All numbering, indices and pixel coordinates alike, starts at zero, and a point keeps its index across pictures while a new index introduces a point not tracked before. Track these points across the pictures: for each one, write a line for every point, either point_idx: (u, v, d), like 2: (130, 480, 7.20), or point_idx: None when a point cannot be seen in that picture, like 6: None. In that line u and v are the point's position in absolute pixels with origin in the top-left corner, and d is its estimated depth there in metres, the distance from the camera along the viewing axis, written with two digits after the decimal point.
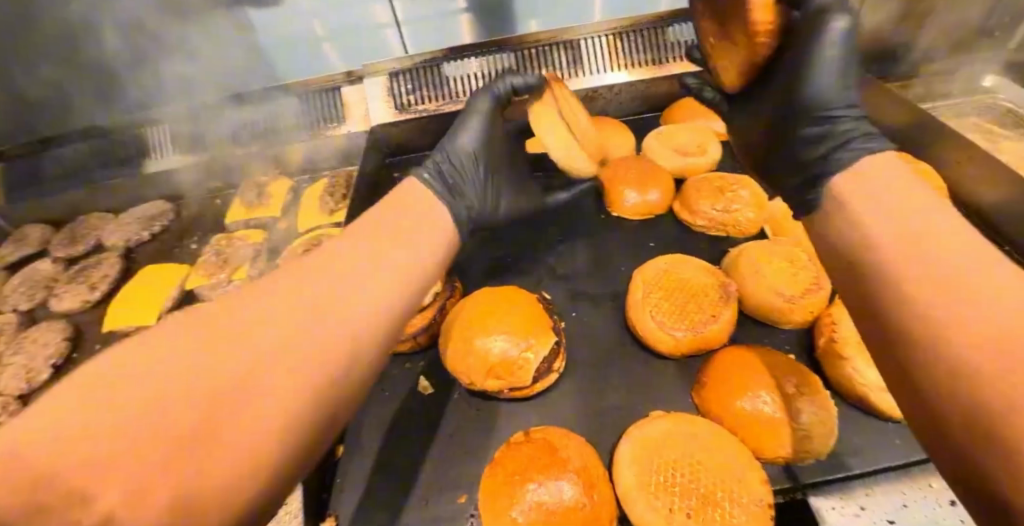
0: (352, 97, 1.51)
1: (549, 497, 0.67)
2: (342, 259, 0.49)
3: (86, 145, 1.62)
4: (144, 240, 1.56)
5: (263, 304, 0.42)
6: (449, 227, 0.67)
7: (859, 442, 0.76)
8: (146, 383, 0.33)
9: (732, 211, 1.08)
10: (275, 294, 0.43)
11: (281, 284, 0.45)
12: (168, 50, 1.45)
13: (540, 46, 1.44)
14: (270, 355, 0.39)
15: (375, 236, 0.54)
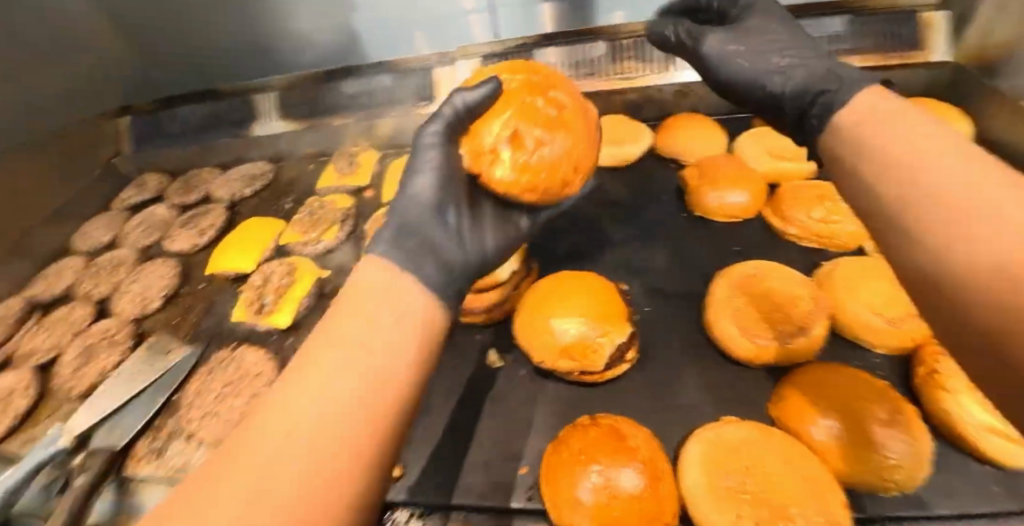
0: (443, 76, 1.56)
1: (613, 481, 0.69)
2: (314, 375, 0.44)
3: (209, 107, 1.82)
4: (246, 196, 1.71)
5: (229, 470, 0.39)
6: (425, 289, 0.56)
7: (953, 484, 0.70)
8: None
9: (830, 222, 1.02)
10: (243, 449, 0.40)
11: (251, 434, 0.41)
12: (285, 25, 1.62)
13: (634, 37, 1.42)
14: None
15: (346, 335, 0.48)
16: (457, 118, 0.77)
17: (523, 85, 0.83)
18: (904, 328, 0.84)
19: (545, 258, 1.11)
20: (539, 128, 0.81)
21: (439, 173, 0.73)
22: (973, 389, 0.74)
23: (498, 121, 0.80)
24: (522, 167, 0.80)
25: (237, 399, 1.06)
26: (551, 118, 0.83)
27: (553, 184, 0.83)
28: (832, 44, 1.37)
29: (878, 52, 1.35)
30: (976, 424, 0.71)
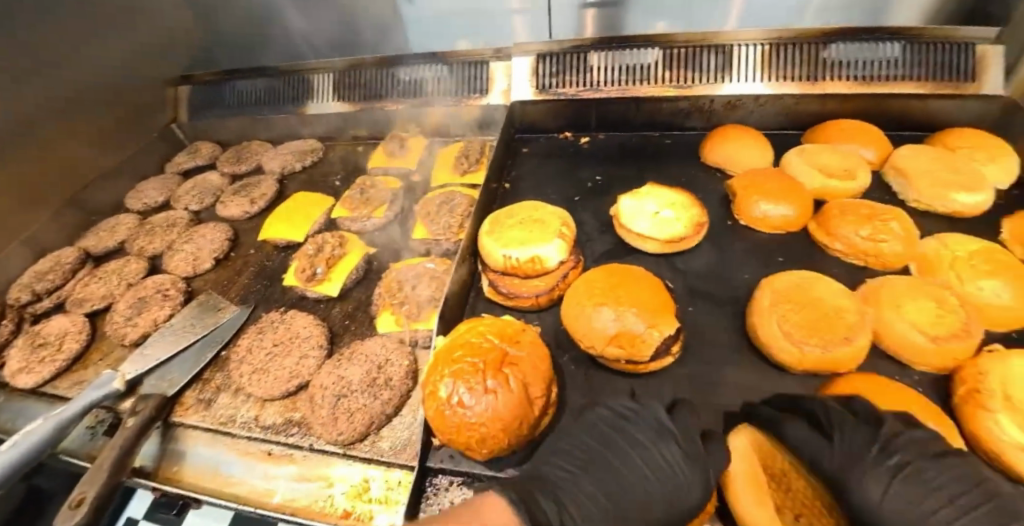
0: (497, 72, 1.61)
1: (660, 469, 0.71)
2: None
3: (264, 83, 1.87)
4: (297, 171, 1.78)
5: None
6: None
7: None
8: None
9: (876, 241, 1.03)
10: None
11: None
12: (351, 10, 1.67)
13: (689, 47, 1.44)
14: None
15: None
16: (494, 397, 0.74)
17: (518, 357, 0.79)
18: (945, 349, 0.85)
19: (590, 253, 1.14)
20: (501, 401, 0.74)
21: (605, 489, 0.62)
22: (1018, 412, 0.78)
23: (486, 386, 0.74)
24: (460, 427, 0.74)
25: (287, 359, 1.10)
26: (516, 407, 0.75)
27: (467, 446, 0.76)
28: (888, 69, 1.38)
29: (934, 82, 1.36)
30: (1011, 442, 0.76)
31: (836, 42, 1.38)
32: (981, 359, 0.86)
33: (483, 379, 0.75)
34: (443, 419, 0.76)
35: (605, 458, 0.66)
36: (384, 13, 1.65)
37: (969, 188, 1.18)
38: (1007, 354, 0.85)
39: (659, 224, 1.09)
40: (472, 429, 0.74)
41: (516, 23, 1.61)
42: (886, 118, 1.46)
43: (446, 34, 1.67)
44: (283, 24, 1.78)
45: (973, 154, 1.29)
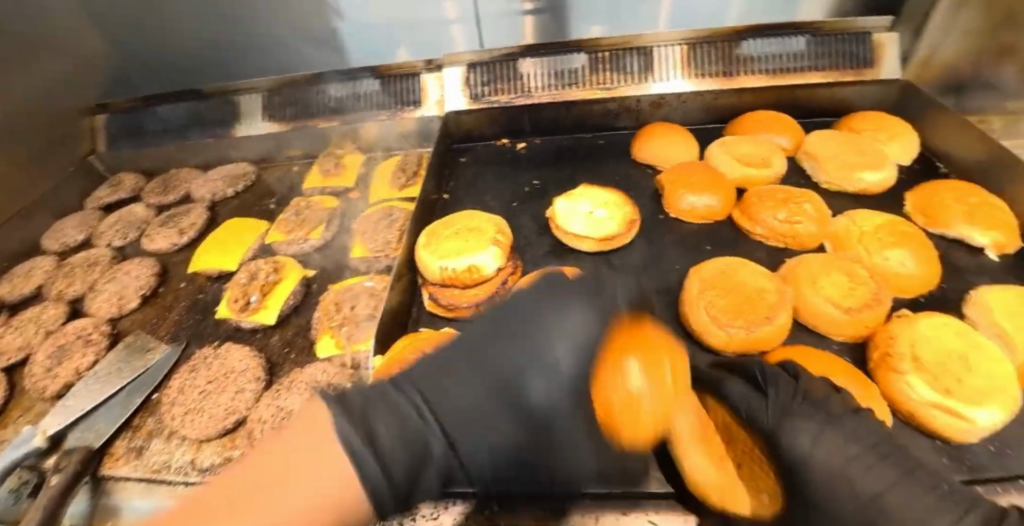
0: (429, 84, 1.59)
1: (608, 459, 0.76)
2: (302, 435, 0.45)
3: (187, 107, 1.77)
4: (228, 197, 1.71)
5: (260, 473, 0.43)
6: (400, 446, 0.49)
7: None
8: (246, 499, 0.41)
9: (793, 223, 1.09)
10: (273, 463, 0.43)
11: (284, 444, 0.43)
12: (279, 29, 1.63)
13: (613, 50, 1.49)
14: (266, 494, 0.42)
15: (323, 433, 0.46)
16: None
17: None
18: (858, 319, 0.92)
19: (529, 256, 1.15)
20: None
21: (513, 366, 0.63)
22: (924, 372, 0.85)
23: None
24: None
25: (222, 396, 1.05)
26: None
27: None
28: (795, 61, 1.47)
29: (837, 70, 1.46)
30: (921, 401, 0.83)
31: (747, 39, 1.46)
32: (891, 325, 0.93)
33: None
34: None
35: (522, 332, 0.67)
36: (308, 29, 1.59)
37: (872, 167, 1.28)
38: (913, 318, 0.93)
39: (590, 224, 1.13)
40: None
41: (455, 34, 1.58)
42: (798, 108, 1.56)
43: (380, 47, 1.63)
44: (205, 46, 1.71)
45: (876, 134, 1.40)
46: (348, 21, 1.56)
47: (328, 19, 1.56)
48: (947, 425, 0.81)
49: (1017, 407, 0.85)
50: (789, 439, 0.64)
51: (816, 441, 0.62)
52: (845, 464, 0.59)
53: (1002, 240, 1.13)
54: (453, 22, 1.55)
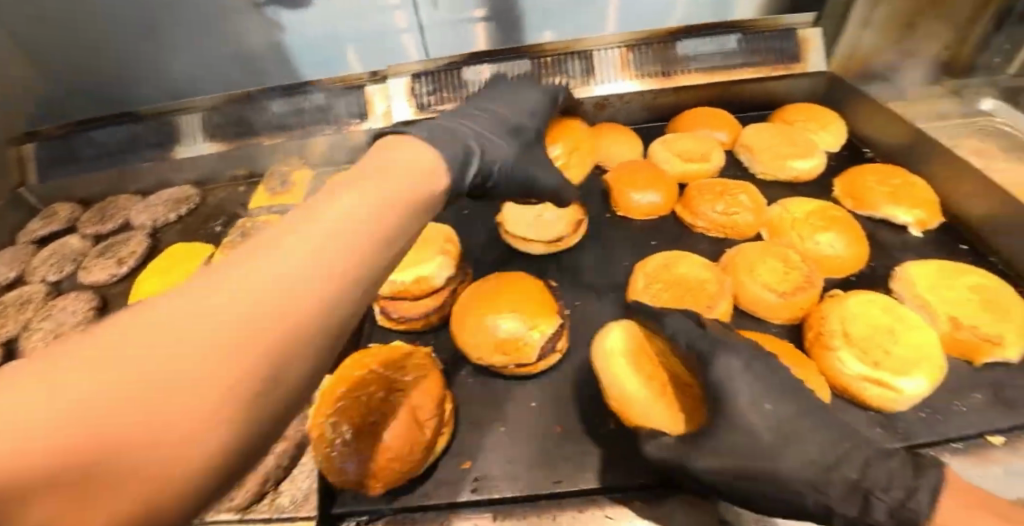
0: (375, 95, 1.58)
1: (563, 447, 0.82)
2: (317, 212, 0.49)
3: (125, 131, 1.69)
4: (171, 222, 1.65)
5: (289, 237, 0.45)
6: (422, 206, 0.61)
7: None
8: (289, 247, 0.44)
9: (730, 214, 1.15)
10: (302, 230, 0.46)
11: (312, 218, 0.48)
12: (224, 44, 1.59)
13: (554, 55, 1.52)
14: (294, 253, 0.44)
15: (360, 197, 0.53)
16: (392, 425, 0.74)
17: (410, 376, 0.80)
18: (792, 302, 0.97)
19: (481, 263, 1.16)
20: (400, 424, 0.74)
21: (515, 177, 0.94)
22: (854, 346, 0.90)
23: (381, 415, 0.75)
24: (364, 464, 0.71)
25: None
26: (417, 425, 0.75)
27: (375, 481, 0.72)
28: (728, 59, 1.53)
29: (767, 66, 1.53)
30: (853, 376, 0.88)
31: (682, 39, 1.51)
32: (823, 304, 0.98)
33: (373, 411, 0.75)
34: (338, 462, 0.72)
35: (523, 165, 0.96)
36: (254, 44, 1.58)
37: (802, 156, 1.35)
38: (844, 297, 0.98)
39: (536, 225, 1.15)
40: (360, 467, 0.72)
41: (407, 44, 1.60)
42: (734, 103, 1.62)
43: (330, 59, 1.62)
44: (144, 65, 1.64)
45: (806, 124, 1.47)
46: (297, 33, 1.55)
47: (277, 34, 1.55)
48: (883, 398, 0.86)
49: (942, 373, 0.92)
50: (719, 366, 0.69)
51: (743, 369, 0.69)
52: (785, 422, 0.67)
53: (923, 217, 1.22)
54: (407, 30, 1.57)
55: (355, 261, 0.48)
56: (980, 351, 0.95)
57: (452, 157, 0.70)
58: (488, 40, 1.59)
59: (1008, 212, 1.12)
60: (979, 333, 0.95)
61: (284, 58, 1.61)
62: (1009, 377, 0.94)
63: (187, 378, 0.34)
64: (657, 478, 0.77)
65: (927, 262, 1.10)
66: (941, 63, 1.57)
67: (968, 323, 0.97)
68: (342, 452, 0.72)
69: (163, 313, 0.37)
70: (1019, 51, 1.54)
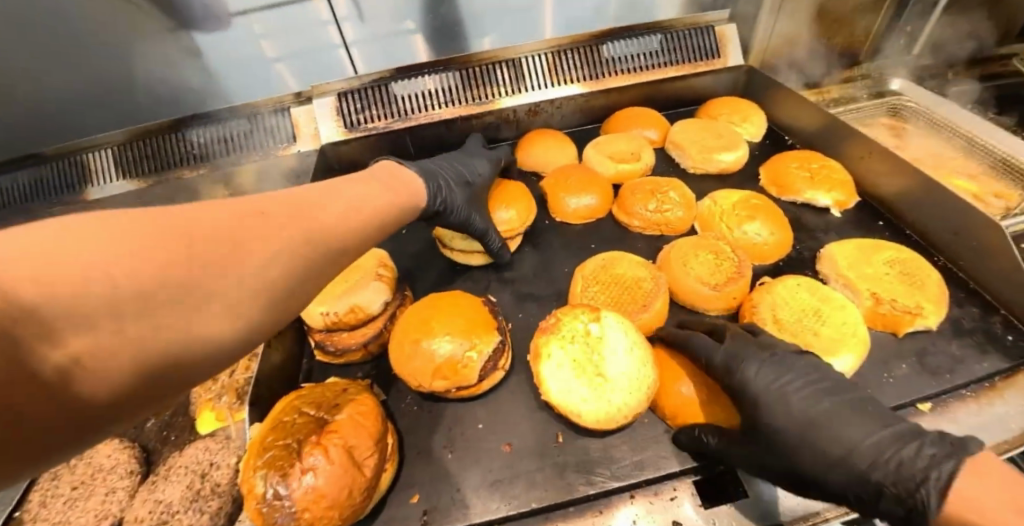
0: (302, 117, 1.51)
1: (512, 469, 0.81)
2: (301, 201, 0.65)
3: (27, 176, 1.52)
4: None
5: (270, 207, 0.61)
6: (381, 216, 0.76)
7: None
8: (273, 220, 0.59)
9: (663, 212, 1.17)
10: (281, 206, 0.62)
11: (287, 200, 0.63)
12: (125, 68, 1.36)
13: (482, 64, 1.50)
14: (273, 221, 0.59)
15: (332, 195, 0.70)
16: (322, 467, 0.69)
17: (333, 413, 0.76)
18: (726, 293, 0.99)
19: (420, 282, 1.13)
20: (330, 464, 0.70)
21: (464, 195, 1.04)
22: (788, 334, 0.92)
23: (308, 458, 0.70)
24: (296, 514, 0.67)
25: (92, 500, 0.91)
26: (350, 461, 0.71)
27: None
28: (652, 59, 1.57)
29: (688, 63, 1.58)
30: None
31: (608, 42, 1.53)
32: (755, 294, 1.01)
33: (297, 457, 0.70)
34: (270, 516, 0.68)
35: (469, 183, 1.07)
36: (164, 73, 1.39)
37: (728, 148, 1.40)
38: (773, 284, 1.01)
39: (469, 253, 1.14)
40: (293, 520, 0.67)
41: (347, 57, 1.46)
42: (662, 100, 1.67)
43: (252, 79, 1.45)
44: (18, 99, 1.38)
45: (730, 117, 1.53)
46: (218, 56, 1.38)
47: (194, 57, 1.37)
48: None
49: (868, 346, 0.97)
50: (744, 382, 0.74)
51: (759, 374, 0.73)
52: (818, 414, 0.67)
53: (842, 197, 1.28)
54: (341, 46, 1.43)
55: (303, 244, 0.61)
56: (900, 323, 1.00)
57: (388, 201, 0.79)
58: (428, 51, 1.48)
59: (917, 188, 1.18)
60: (898, 306, 1.00)
61: (199, 81, 1.43)
62: (926, 344, 1.00)
63: (163, 286, 0.47)
64: (628, 484, 0.79)
65: (848, 241, 1.15)
66: (849, 48, 1.66)
67: (887, 297, 1.02)
68: (274, 506, 0.68)
69: (174, 226, 0.51)
70: (917, 33, 1.64)
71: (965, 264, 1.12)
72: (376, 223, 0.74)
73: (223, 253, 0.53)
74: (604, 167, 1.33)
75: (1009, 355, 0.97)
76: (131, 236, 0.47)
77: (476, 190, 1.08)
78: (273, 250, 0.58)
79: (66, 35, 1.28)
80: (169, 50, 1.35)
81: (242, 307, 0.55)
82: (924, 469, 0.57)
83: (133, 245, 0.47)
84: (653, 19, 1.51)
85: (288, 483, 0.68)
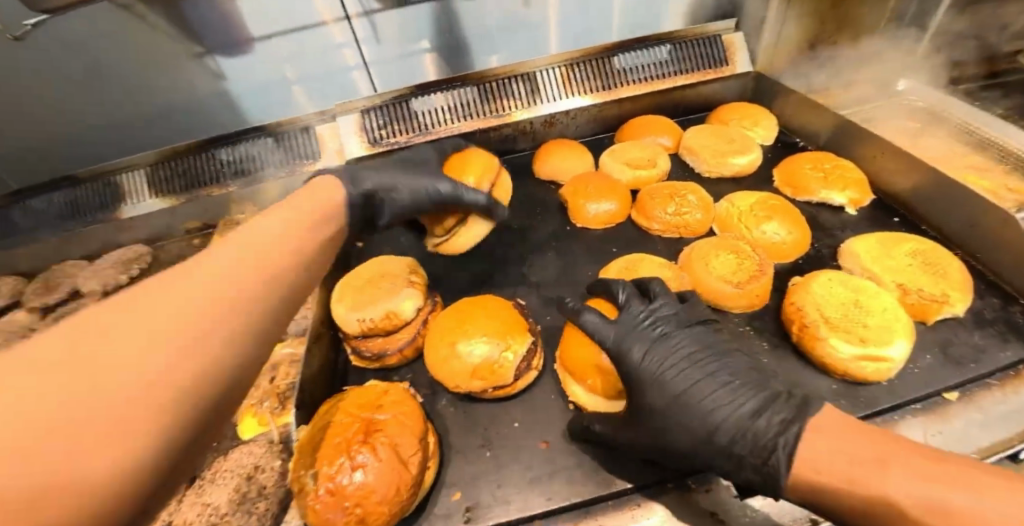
0: (325, 133, 1.54)
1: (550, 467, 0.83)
2: (231, 248, 0.65)
3: (63, 197, 1.57)
4: (122, 284, 1.49)
5: (195, 265, 0.60)
6: (307, 233, 0.77)
7: None
8: (209, 272, 0.60)
9: (682, 214, 1.20)
10: (207, 260, 0.62)
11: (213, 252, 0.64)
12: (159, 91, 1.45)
13: (499, 79, 1.56)
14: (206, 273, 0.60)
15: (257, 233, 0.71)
16: (371, 464, 0.72)
17: (373, 417, 0.78)
18: (749, 290, 1.03)
19: (448, 289, 1.17)
20: (380, 461, 0.73)
21: (403, 174, 1.03)
22: (833, 332, 0.93)
23: (356, 459, 0.73)
24: (347, 511, 0.70)
25: None
26: (396, 459, 0.74)
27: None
28: (662, 68, 1.61)
29: (697, 71, 1.63)
30: (845, 361, 0.91)
31: (618, 53, 1.58)
32: (794, 295, 1.02)
33: (345, 457, 0.73)
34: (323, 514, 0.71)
35: (407, 165, 1.06)
36: (189, 97, 1.47)
37: (740, 151, 1.43)
38: (807, 282, 1.03)
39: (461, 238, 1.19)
40: (346, 516, 0.70)
41: (362, 78, 1.54)
42: (673, 108, 1.71)
43: (274, 100, 1.54)
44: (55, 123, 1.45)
45: (742, 122, 1.56)
46: (239, 80, 1.47)
47: (220, 82, 1.46)
48: (873, 366, 0.91)
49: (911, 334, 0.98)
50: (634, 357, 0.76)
51: (647, 357, 0.75)
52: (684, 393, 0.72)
53: (856, 196, 1.31)
54: (356, 67, 1.51)
55: (250, 275, 0.63)
56: (928, 311, 1.03)
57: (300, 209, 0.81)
58: (436, 70, 1.57)
59: (930, 184, 1.20)
60: (925, 295, 1.02)
61: (224, 105, 1.52)
62: (949, 335, 1.02)
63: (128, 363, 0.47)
64: (662, 475, 0.80)
65: (870, 234, 1.17)
66: (856, 52, 1.69)
67: (914, 287, 1.04)
68: (327, 502, 0.71)
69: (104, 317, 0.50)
70: (921, 36, 1.67)
71: (982, 256, 1.13)
72: (309, 238, 0.76)
73: (175, 314, 0.53)
74: (620, 175, 1.37)
75: None
76: (80, 339, 0.47)
77: (418, 165, 1.06)
78: (225, 291, 0.59)
79: (105, 60, 1.36)
80: (185, 69, 1.41)
81: (247, 341, 0.58)
82: (774, 437, 0.65)
83: (87, 347, 0.47)
84: (658, 31, 1.58)
85: (339, 481, 0.71)
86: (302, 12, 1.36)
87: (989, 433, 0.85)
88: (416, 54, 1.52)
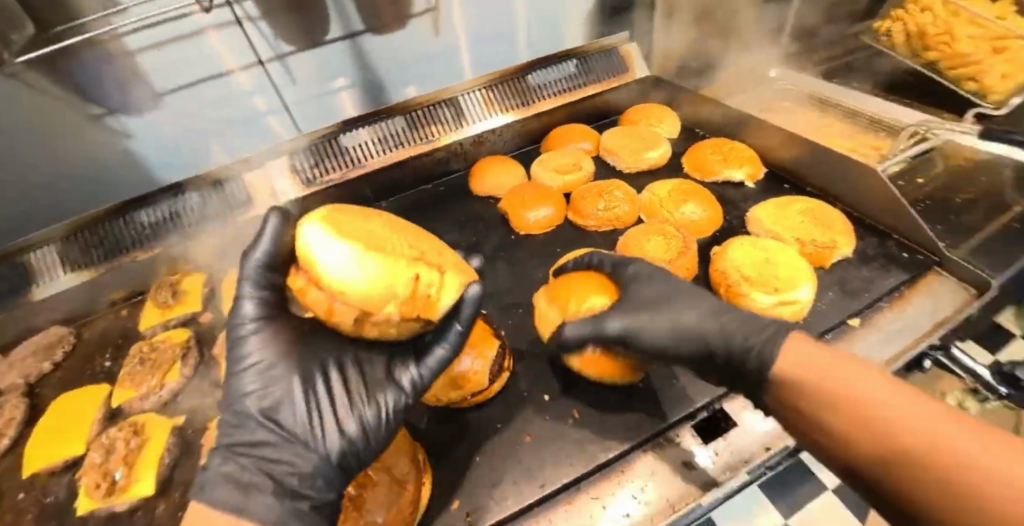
0: (256, 182, 1.53)
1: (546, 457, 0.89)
2: None
3: None
4: (47, 372, 1.37)
5: None
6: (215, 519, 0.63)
7: None
8: None
9: (612, 208, 1.33)
10: None
11: None
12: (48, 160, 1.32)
13: (423, 107, 1.63)
14: None
15: None
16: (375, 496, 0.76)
17: None
18: (680, 264, 1.16)
19: None
20: (381, 488, 0.77)
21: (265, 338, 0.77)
22: (754, 287, 1.08)
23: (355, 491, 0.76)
24: None
25: None
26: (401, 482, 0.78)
27: None
28: (572, 81, 1.76)
29: (603, 80, 1.80)
30: (768, 309, 1.06)
31: (531, 72, 1.71)
32: (718, 262, 1.17)
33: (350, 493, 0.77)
34: None
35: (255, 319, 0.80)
36: (89, 156, 1.35)
37: (651, 146, 1.60)
38: (725, 250, 1.18)
39: (340, 272, 0.69)
40: None
41: (277, 122, 1.51)
42: (588, 116, 1.86)
43: (187, 154, 1.46)
44: None
45: (648, 121, 1.74)
46: (145, 137, 1.38)
47: (123, 141, 1.36)
48: (788, 311, 1.07)
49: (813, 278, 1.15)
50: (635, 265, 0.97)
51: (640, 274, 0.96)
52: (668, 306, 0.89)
53: (751, 171, 1.51)
54: (272, 112, 1.49)
55: None
56: (823, 257, 1.22)
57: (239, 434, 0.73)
58: (355, 105, 1.57)
59: (806, 153, 1.42)
60: (818, 244, 1.21)
61: (127, 164, 1.41)
62: (844, 273, 1.21)
63: None
64: (638, 440, 0.90)
65: (771, 200, 1.35)
66: (732, 48, 1.94)
67: (809, 239, 1.22)
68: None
69: None
70: (780, 30, 1.96)
71: (856, 206, 1.36)
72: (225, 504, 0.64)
73: None
74: (553, 181, 1.47)
75: (908, 268, 1.20)
76: None
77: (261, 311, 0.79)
78: None
79: None
80: (82, 133, 1.31)
81: None
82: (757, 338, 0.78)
83: None
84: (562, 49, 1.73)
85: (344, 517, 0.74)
86: (205, 60, 1.31)
87: (887, 348, 1.03)
88: (333, 92, 1.51)
